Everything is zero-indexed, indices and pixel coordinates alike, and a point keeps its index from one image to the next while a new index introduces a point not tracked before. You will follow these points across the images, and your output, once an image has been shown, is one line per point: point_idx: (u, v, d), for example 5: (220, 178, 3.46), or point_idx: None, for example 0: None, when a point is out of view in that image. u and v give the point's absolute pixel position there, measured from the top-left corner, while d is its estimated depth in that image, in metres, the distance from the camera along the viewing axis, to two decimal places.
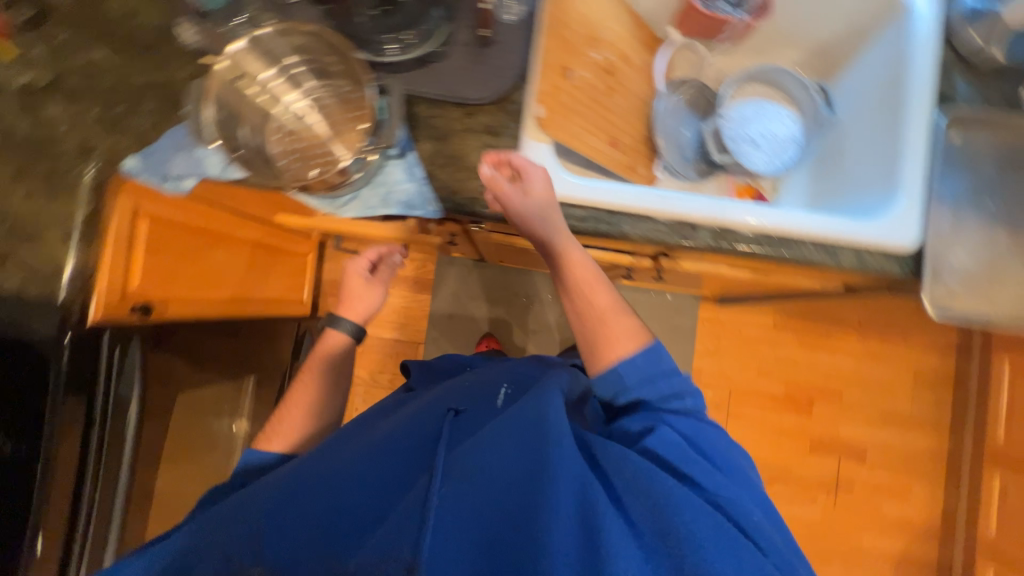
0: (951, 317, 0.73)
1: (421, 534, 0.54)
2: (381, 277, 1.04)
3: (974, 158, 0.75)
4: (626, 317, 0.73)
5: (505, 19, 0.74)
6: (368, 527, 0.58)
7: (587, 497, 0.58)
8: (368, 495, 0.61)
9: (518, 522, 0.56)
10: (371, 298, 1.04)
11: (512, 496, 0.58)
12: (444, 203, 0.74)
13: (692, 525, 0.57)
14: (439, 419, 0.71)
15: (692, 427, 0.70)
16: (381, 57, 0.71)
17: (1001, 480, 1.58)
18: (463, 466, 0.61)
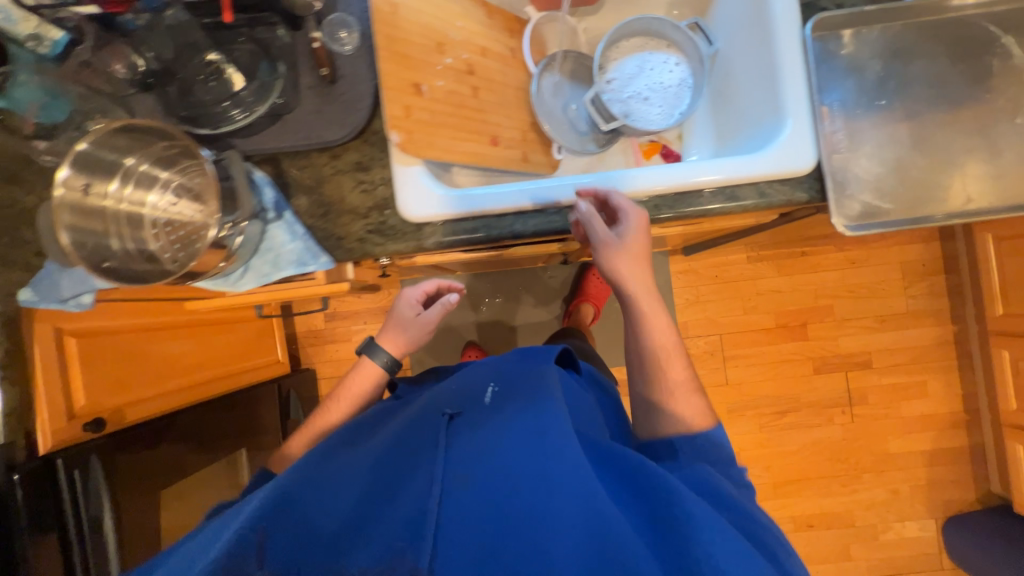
0: (866, 229, 0.71)
1: (423, 538, 0.54)
2: (432, 314, 0.94)
3: (857, 58, 0.71)
4: (697, 400, 0.69)
5: (343, 51, 0.72)
6: (368, 534, 0.56)
7: (590, 493, 0.53)
8: (365, 504, 0.59)
9: (511, 525, 0.54)
10: (419, 332, 0.96)
11: (509, 501, 0.55)
12: (334, 251, 0.73)
13: (714, 538, 0.48)
14: (442, 422, 0.68)
15: (704, 443, 0.64)
16: (233, 125, 0.70)
17: (1011, 355, 1.53)
18: (459, 467, 0.60)
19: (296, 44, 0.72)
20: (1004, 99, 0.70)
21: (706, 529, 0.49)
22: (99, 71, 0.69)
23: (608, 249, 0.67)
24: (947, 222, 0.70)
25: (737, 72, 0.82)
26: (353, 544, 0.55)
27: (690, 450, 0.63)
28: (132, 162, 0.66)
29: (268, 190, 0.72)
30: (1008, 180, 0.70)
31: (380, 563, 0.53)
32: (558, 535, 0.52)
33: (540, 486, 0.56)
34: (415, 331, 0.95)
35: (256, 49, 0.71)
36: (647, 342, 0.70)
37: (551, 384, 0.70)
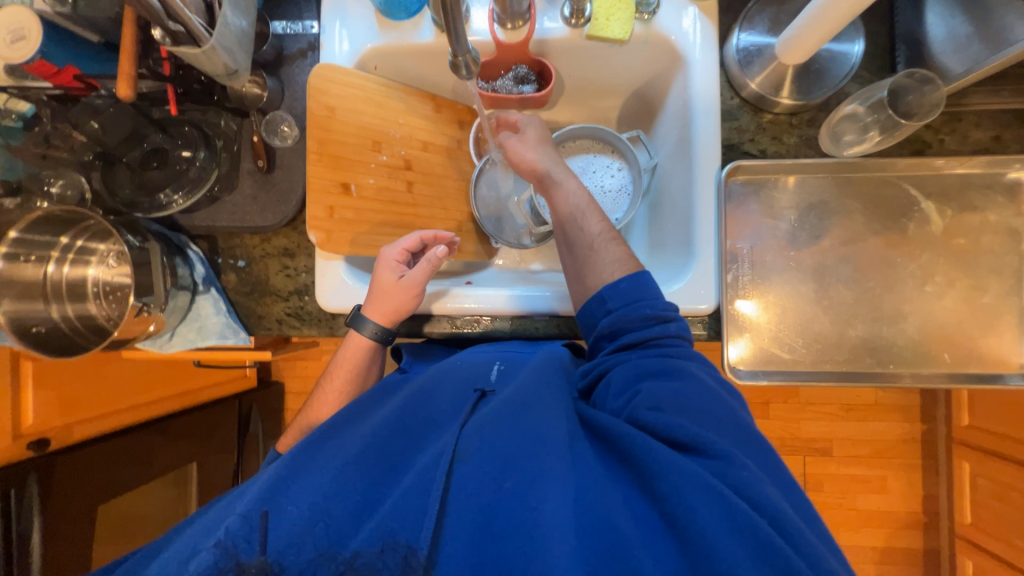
0: (759, 375, 0.72)
1: (426, 522, 0.49)
2: (416, 274, 0.71)
3: (774, 206, 0.74)
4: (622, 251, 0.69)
5: (279, 144, 0.77)
6: (366, 508, 0.52)
7: (587, 483, 0.51)
8: (362, 479, 0.54)
9: (515, 501, 0.49)
10: (402, 301, 0.72)
11: (513, 473, 0.51)
12: (255, 327, 0.79)
13: (684, 497, 0.48)
14: (453, 391, 0.62)
15: (701, 390, 0.57)
16: (167, 209, 0.73)
17: (971, 473, 1.42)
18: (471, 442, 0.53)
19: (241, 130, 0.76)
20: (912, 263, 0.71)
21: (691, 500, 0.47)
22: (61, 140, 0.73)
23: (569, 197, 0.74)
24: (835, 386, 0.71)
25: (668, 192, 0.83)
26: (346, 520, 0.51)
27: (617, 297, 0.64)
28: (67, 239, 0.73)
29: (200, 266, 0.77)
30: (904, 342, 0.71)
31: (362, 546, 0.48)
32: (563, 517, 0.48)
33: (545, 461, 0.51)
34: (398, 295, 0.71)
35: (199, 136, 0.75)
36: (626, 332, 0.62)
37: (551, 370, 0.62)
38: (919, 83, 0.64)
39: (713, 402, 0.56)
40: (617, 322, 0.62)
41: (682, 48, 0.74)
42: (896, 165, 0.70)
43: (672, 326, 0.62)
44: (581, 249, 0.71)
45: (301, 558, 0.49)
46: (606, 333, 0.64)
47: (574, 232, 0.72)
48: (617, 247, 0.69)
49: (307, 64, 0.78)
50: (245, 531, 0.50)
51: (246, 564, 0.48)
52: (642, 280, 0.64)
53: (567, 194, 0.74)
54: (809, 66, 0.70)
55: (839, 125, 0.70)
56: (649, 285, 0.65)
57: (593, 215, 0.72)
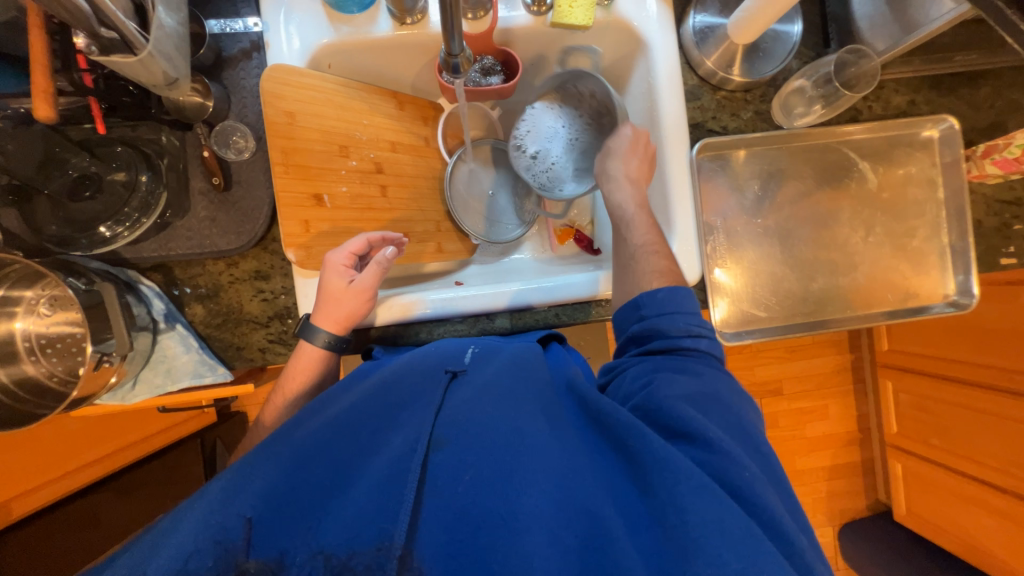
0: (741, 336, 0.79)
1: (399, 513, 0.42)
2: (367, 278, 0.67)
3: (738, 178, 0.79)
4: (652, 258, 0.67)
5: (235, 159, 0.70)
6: (334, 500, 0.45)
7: (574, 474, 0.46)
8: (332, 474, 0.47)
9: (494, 488, 0.44)
10: (357, 307, 0.68)
11: (492, 458, 0.46)
12: (235, 360, 0.73)
13: (675, 485, 0.42)
14: (426, 376, 0.57)
15: (703, 382, 0.53)
16: (113, 244, 0.65)
17: (894, 391, 1.64)
18: (451, 428, 0.49)
19: (185, 146, 0.69)
20: (854, 219, 0.81)
21: (681, 494, 0.42)
22: None
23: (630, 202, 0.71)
24: (805, 335, 0.80)
25: None
26: (306, 520, 0.43)
27: (652, 305, 0.60)
28: None
29: (157, 301, 0.70)
30: (856, 289, 0.81)
31: (355, 544, 0.41)
32: (545, 512, 0.42)
33: (526, 447, 0.47)
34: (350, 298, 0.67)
35: (138, 157, 0.67)
36: (654, 340, 0.58)
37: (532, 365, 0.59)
38: (858, 56, 0.71)
39: (714, 395, 0.52)
40: (654, 326, 0.59)
41: (644, 33, 0.76)
42: (836, 131, 0.78)
43: (704, 341, 0.57)
44: (623, 261, 0.69)
45: (269, 554, 0.42)
46: (634, 338, 0.61)
47: (620, 242, 0.71)
48: (659, 258, 0.66)
49: (253, 66, 0.72)
50: (207, 530, 0.41)
51: (245, 563, 0.41)
52: (678, 292, 0.60)
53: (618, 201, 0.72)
54: (758, 44, 0.75)
55: (789, 98, 0.77)
56: (686, 297, 0.60)
57: (642, 227, 0.70)
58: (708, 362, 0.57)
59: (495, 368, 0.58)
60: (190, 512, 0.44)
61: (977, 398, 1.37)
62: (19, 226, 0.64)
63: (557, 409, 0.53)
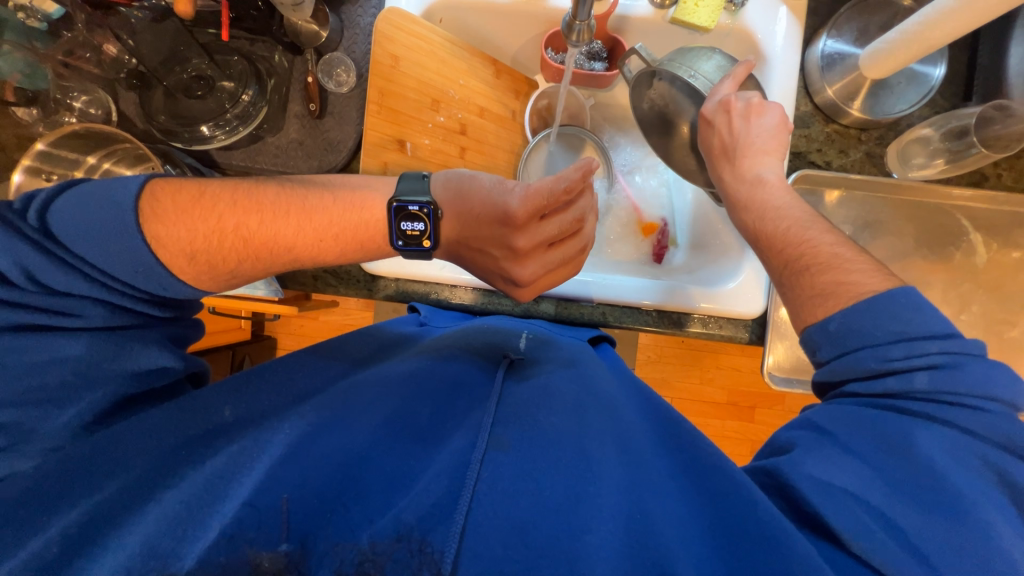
0: (792, 384, 0.73)
1: (452, 519, 0.38)
2: (530, 258, 0.61)
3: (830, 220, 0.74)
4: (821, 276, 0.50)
5: (334, 90, 0.72)
6: (385, 487, 0.41)
7: (659, 521, 0.40)
8: (388, 459, 0.44)
9: (560, 511, 0.40)
10: (488, 276, 0.64)
11: (560, 481, 0.42)
12: (288, 281, 0.75)
13: (780, 562, 0.36)
14: (485, 374, 0.57)
15: (899, 443, 0.39)
16: (208, 144, 0.69)
17: None
18: (512, 431, 0.47)
19: (292, 69, 0.72)
20: (949, 291, 0.74)
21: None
22: (88, 53, 0.67)
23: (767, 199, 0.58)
24: None
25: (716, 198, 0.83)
26: (356, 499, 0.40)
27: (840, 335, 0.45)
28: (93, 159, 0.67)
29: None
30: None
31: (384, 534, 0.37)
32: (617, 550, 0.38)
33: (597, 477, 0.42)
34: (491, 260, 0.61)
35: (250, 71, 0.70)
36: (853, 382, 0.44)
37: (597, 382, 0.57)
38: (1004, 114, 0.62)
39: (913, 472, 0.38)
40: (834, 375, 0.45)
41: (765, 46, 0.72)
42: (952, 193, 0.72)
43: (918, 377, 0.41)
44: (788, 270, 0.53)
45: (297, 537, 0.37)
46: (820, 389, 0.48)
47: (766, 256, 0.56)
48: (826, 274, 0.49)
49: (371, 6, 0.73)
50: (248, 502, 0.39)
51: (261, 557, 0.35)
52: (900, 304, 0.43)
53: (774, 202, 0.57)
54: (890, 80, 0.69)
55: (908, 146, 0.71)
56: (902, 315, 0.43)
57: (814, 227, 0.54)
58: (949, 412, 0.40)
59: (557, 378, 0.56)
60: (244, 475, 0.42)
61: None
62: (135, 110, 0.70)
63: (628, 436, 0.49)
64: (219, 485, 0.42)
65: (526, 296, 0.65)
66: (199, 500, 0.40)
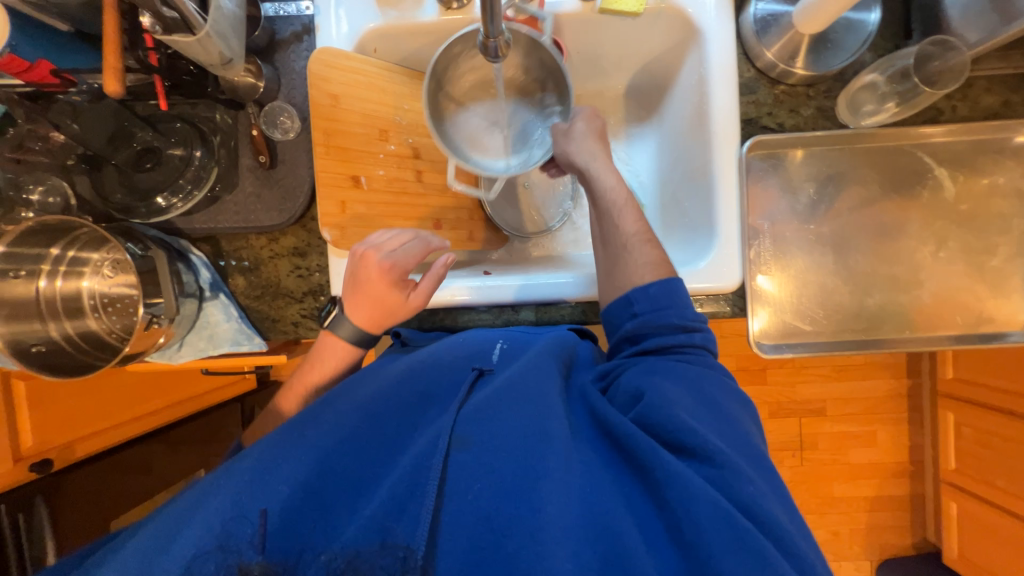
0: (782, 349, 0.73)
1: (420, 519, 0.43)
2: (382, 245, 0.62)
3: (792, 181, 0.74)
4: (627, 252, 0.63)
5: (281, 137, 0.73)
6: (358, 496, 0.46)
7: (596, 486, 0.45)
8: (359, 468, 0.48)
9: (517, 495, 0.44)
10: (393, 306, 0.62)
11: (516, 468, 0.46)
12: (269, 331, 0.76)
13: (694, 508, 0.42)
14: (452, 370, 0.58)
15: (714, 402, 0.51)
16: (167, 214, 0.70)
17: (955, 424, 1.42)
18: (474, 427, 0.49)
19: (236, 124, 0.72)
20: (923, 230, 0.73)
21: (701, 518, 0.42)
22: (38, 143, 0.67)
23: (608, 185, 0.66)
24: (854, 354, 0.74)
25: (682, 162, 0.81)
26: (331, 513, 0.45)
27: (643, 301, 0.58)
28: (58, 250, 0.69)
29: (204, 270, 0.74)
30: (920, 307, 0.74)
31: (359, 544, 0.42)
32: (568, 517, 0.42)
33: (551, 458, 0.46)
34: (380, 285, 0.60)
35: (194, 133, 0.71)
36: (648, 338, 0.57)
37: (554, 359, 0.58)
38: (943, 49, 0.64)
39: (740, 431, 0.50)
40: (647, 329, 0.57)
41: (698, 20, 0.72)
42: (908, 133, 0.71)
43: (697, 340, 0.57)
44: (612, 248, 0.64)
45: (284, 550, 0.43)
46: (629, 338, 0.59)
47: (607, 227, 0.65)
48: (651, 249, 0.62)
49: (303, 49, 0.74)
50: (230, 517, 0.43)
51: (247, 565, 0.42)
52: (672, 286, 0.58)
53: (603, 187, 0.66)
54: (827, 34, 0.68)
55: (857, 94, 0.70)
56: (679, 290, 0.59)
57: (629, 210, 0.65)
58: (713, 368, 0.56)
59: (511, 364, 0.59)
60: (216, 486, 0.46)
61: None
62: (91, 193, 0.70)
63: (578, 417, 0.53)
64: (189, 516, 0.44)
65: (384, 266, 0.61)
66: (177, 529, 0.43)
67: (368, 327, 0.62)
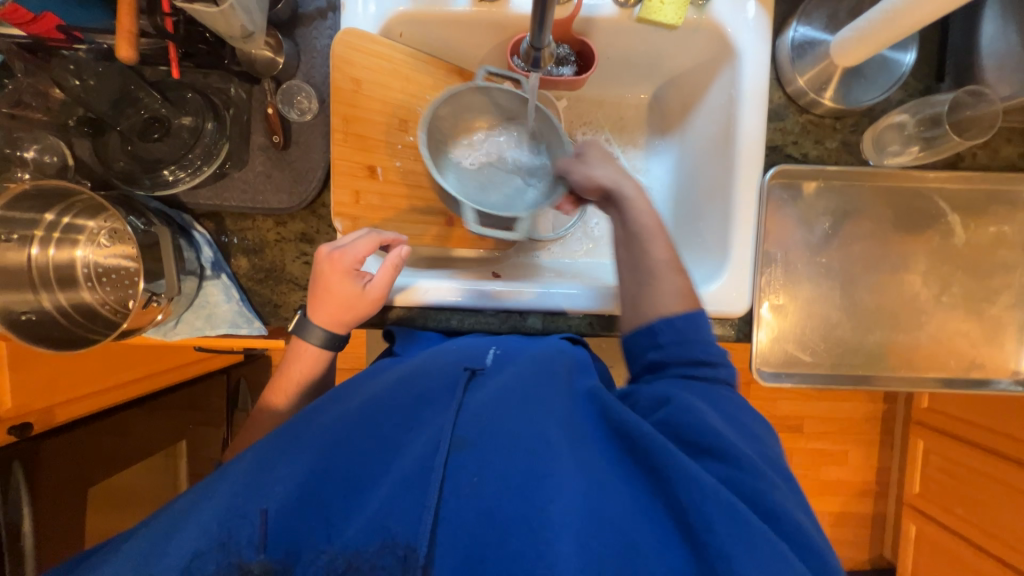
0: (781, 378, 0.75)
1: (421, 517, 0.43)
2: (339, 240, 0.64)
3: (810, 212, 0.74)
4: (673, 278, 0.60)
5: (296, 119, 0.70)
6: (356, 495, 0.46)
7: (599, 487, 0.45)
8: (355, 467, 0.47)
9: (517, 497, 0.44)
10: (350, 299, 0.62)
11: (516, 468, 0.45)
12: (270, 316, 0.74)
13: (704, 509, 0.42)
14: (443, 367, 0.56)
15: (717, 404, 0.52)
16: (173, 188, 0.67)
17: (924, 451, 1.47)
18: (472, 428, 0.48)
19: (251, 100, 0.69)
20: (929, 272, 0.75)
21: (710, 519, 0.42)
22: (36, 101, 0.64)
23: (638, 211, 0.64)
24: (849, 387, 0.75)
25: (701, 181, 0.80)
26: (326, 513, 0.45)
27: (669, 332, 0.56)
28: (53, 216, 0.66)
29: (206, 249, 0.71)
30: (917, 347, 0.75)
31: (361, 543, 0.42)
32: (570, 518, 0.43)
33: (550, 458, 0.46)
34: (334, 278, 0.61)
35: (206, 105, 0.68)
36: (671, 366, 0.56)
37: (549, 362, 0.57)
38: (976, 99, 0.64)
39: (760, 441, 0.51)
40: (672, 362, 0.56)
41: (735, 41, 0.70)
42: (926, 177, 0.72)
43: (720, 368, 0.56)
44: (641, 274, 0.62)
45: (285, 549, 0.43)
46: (650, 367, 0.57)
47: (635, 253, 0.63)
48: (682, 279, 0.60)
49: (327, 27, 0.71)
50: (230, 519, 0.43)
51: (250, 563, 0.42)
52: (697, 317, 0.57)
53: (635, 212, 0.64)
54: (863, 68, 0.68)
55: (885, 133, 0.70)
56: (700, 320, 0.58)
57: (660, 239, 0.63)
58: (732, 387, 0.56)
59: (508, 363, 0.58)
60: (216, 489, 0.46)
61: (1010, 473, 1.26)
62: (91, 157, 0.67)
63: (576, 418, 0.52)
64: (189, 525, 0.43)
65: (331, 252, 0.61)
66: (174, 537, 0.43)
67: (329, 321, 0.62)
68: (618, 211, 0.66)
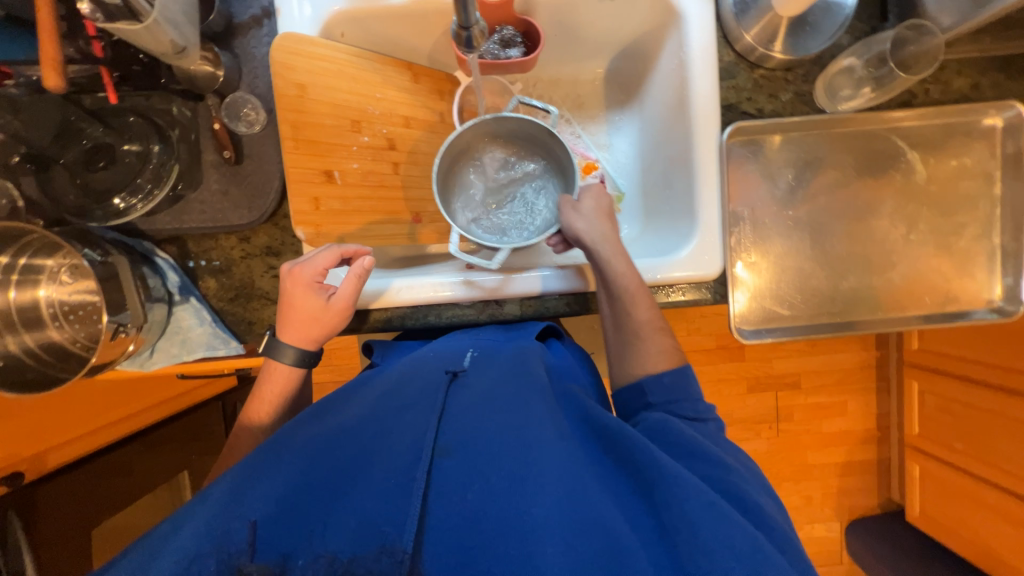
0: (760, 334, 0.75)
1: (410, 517, 0.43)
2: (303, 257, 0.64)
3: (772, 166, 0.74)
4: (658, 339, 0.62)
5: (245, 131, 0.69)
6: (341, 500, 0.45)
7: (584, 485, 0.46)
8: (341, 477, 0.47)
9: (504, 500, 0.44)
10: (316, 313, 0.62)
11: (502, 469, 0.46)
12: (247, 334, 0.73)
13: (685, 506, 0.43)
14: (426, 377, 0.57)
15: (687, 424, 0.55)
16: (127, 216, 0.65)
17: (919, 392, 1.50)
18: (458, 435, 0.49)
19: (196, 118, 0.68)
20: (896, 213, 0.75)
21: (691, 513, 0.43)
22: None
23: (621, 273, 0.64)
24: (829, 336, 0.76)
25: (664, 151, 0.80)
26: (311, 521, 0.44)
27: (657, 390, 0.59)
28: (9, 258, 0.64)
29: (172, 274, 0.70)
30: (891, 289, 0.76)
31: (356, 547, 0.42)
32: (557, 516, 0.43)
33: (536, 459, 0.46)
34: (297, 292, 0.61)
35: (150, 128, 0.66)
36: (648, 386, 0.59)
37: (530, 367, 0.58)
38: (918, 33, 0.65)
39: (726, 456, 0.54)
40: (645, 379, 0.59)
41: (679, 3, 0.70)
42: (885, 117, 0.72)
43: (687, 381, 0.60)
44: (626, 334, 0.63)
45: (276, 553, 0.42)
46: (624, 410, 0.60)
47: (619, 313, 0.63)
48: (665, 338, 0.63)
49: (264, 34, 0.69)
50: (216, 529, 0.42)
51: (247, 566, 0.41)
52: (684, 376, 0.60)
53: (615, 273, 0.64)
54: (808, 16, 0.68)
55: (835, 79, 0.71)
56: (686, 376, 0.61)
57: (643, 300, 0.63)
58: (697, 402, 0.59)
59: (490, 369, 0.59)
60: (196, 510, 0.44)
61: (1004, 403, 1.28)
62: (39, 194, 0.65)
63: (560, 419, 0.53)
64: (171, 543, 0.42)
65: (293, 269, 0.62)
66: (158, 551, 0.42)
67: (298, 341, 0.62)
68: (597, 269, 0.65)
